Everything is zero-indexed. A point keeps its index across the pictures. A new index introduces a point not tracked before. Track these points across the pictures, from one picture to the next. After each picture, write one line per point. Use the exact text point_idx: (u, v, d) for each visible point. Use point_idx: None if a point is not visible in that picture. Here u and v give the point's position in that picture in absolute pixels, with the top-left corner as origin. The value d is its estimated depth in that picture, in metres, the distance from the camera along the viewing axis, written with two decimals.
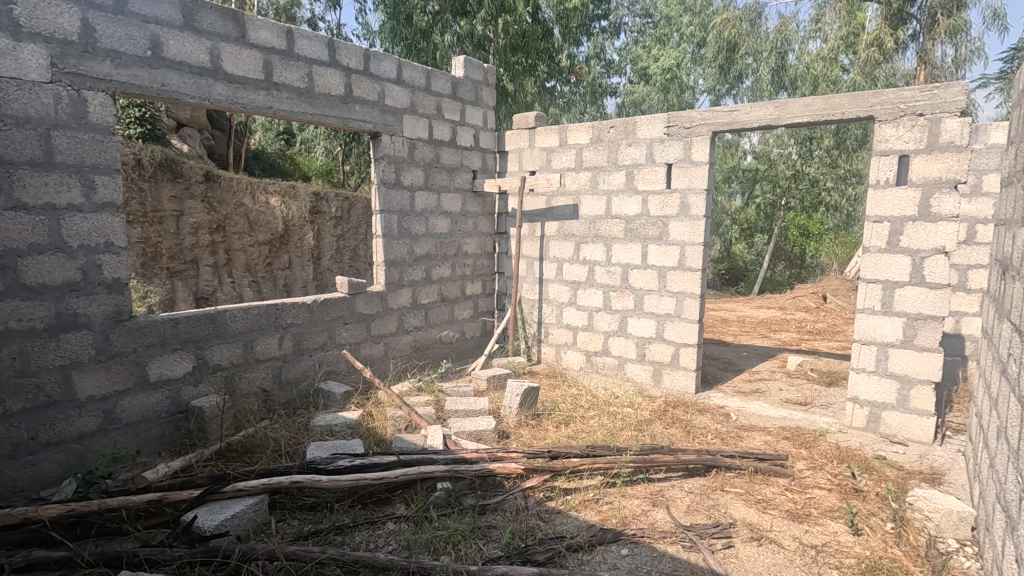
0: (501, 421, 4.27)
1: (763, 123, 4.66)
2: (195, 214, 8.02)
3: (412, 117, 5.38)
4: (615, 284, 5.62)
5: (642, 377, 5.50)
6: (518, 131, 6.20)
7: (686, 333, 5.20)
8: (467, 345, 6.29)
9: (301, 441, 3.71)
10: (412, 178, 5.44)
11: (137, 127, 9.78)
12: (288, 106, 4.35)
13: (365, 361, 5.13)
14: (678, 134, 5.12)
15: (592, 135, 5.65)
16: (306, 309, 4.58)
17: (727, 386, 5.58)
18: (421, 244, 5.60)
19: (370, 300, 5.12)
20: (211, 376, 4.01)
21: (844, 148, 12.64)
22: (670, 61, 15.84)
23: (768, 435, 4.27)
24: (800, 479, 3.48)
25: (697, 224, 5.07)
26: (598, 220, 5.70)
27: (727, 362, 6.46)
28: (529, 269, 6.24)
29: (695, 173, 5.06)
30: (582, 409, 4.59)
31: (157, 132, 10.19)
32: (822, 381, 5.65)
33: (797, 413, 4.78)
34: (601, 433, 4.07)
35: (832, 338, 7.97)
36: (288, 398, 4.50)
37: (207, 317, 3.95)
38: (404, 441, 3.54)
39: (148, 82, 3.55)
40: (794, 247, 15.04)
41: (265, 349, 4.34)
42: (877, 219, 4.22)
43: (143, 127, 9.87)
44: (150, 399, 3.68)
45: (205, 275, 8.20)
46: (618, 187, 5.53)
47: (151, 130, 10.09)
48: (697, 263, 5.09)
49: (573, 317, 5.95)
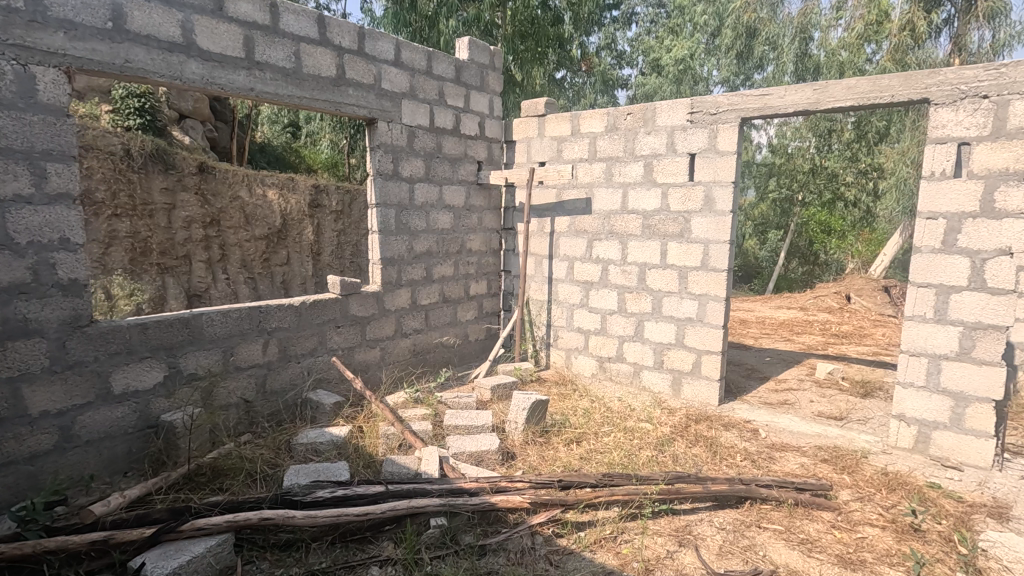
0: (506, 438, 3.86)
1: (800, 108, 4.21)
2: (188, 207, 7.64)
3: (411, 102, 4.95)
4: (630, 285, 5.18)
5: (659, 387, 5.07)
6: (527, 119, 5.75)
7: (710, 340, 4.75)
8: (470, 348, 5.88)
9: (281, 462, 3.31)
10: (412, 169, 5.02)
11: (137, 118, 9.48)
12: (272, 88, 3.93)
13: (359, 368, 4.73)
14: (703, 121, 4.65)
15: (607, 123, 5.20)
16: (294, 311, 4.19)
17: (752, 396, 5.13)
18: (421, 241, 5.18)
19: (365, 301, 4.71)
20: (186, 386, 3.62)
21: (865, 140, 12.61)
22: (682, 52, 15.36)
23: (804, 457, 3.82)
24: (848, 514, 3.04)
25: (722, 221, 4.61)
26: (612, 215, 5.25)
27: (750, 369, 6.00)
28: (537, 268, 5.83)
29: (721, 164, 4.59)
30: (595, 424, 4.16)
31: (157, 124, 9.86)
32: (856, 392, 5.18)
33: (832, 430, 4.32)
34: (617, 454, 3.65)
35: (860, 342, 7.47)
36: (273, 410, 4.12)
37: (181, 321, 3.56)
38: (395, 465, 3.13)
39: (109, 57, 3.14)
40: (810, 243, 14.44)
41: (247, 355, 3.95)
42: (931, 215, 3.74)
43: (143, 118, 9.54)
44: (115, 413, 3.30)
45: (198, 271, 7.82)
46: (635, 179, 5.08)
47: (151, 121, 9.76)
48: (722, 263, 4.63)
49: (584, 320, 5.51)
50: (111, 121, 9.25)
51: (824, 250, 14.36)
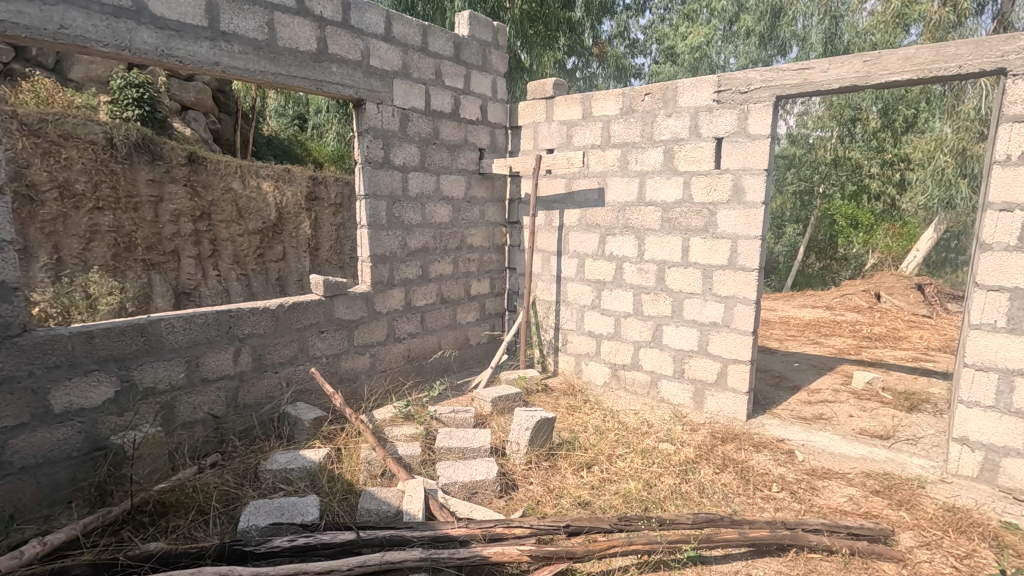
0: (506, 463, 3.38)
1: (845, 83, 3.67)
2: (176, 200, 7.23)
3: (404, 82, 4.46)
4: (647, 285, 4.67)
5: (679, 398, 4.57)
6: (534, 102, 5.23)
7: (738, 347, 4.23)
8: (471, 353, 5.41)
9: (243, 496, 2.86)
10: (405, 157, 4.53)
11: (136, 109, 9.03)
12: (242, 62, 3.45)
13: (346, 377, 4.27)
14: (731, 101, 4.10)
15: (623, 105, 4.67)
16: (269, 316, 3.74)
17: (784, 410, 4.61)
18: (416, 236, 4.70)
19: (353, 303, 4.25)
20: (142, 401, 3.18)
21: (892, 129, 12.16)
22: (698, 39, 14.87)
23: (851, 488, 3.29)
24: (915, 568, 2.52)
25: (752, 214, 4.07)
26: (628, 207, 4.73)
27: (779, 377, 5.46)
28: (544, 266, 5.32)
29: (751, 150, 4.04)
30: (609, 445, 3.67)
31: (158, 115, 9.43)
32: (900, 406, 4.64)
33: (880, 452, 3.79)
34: (634, 483, 3.15)
35: (896, 346, 6.87)
36: (245, 426, 3.67)
37: (135, 329, 3.12)
38: (374, 501, 2.66)
39: (40, 21, 2.69)
40: (831, 238, 13.82)
41: (215, 365, 3.50)
42: (1005, 207, 3.18)
43: (142, 108, 9.09)
44: (55, 435, 2.87)
45: (187, 268, 7.40)
46: (653, 167, 4.55)
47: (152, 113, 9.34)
48: (753, 261, 4.10)
49: (596, 323, 5.01)
50: (109, 112, 8.87)
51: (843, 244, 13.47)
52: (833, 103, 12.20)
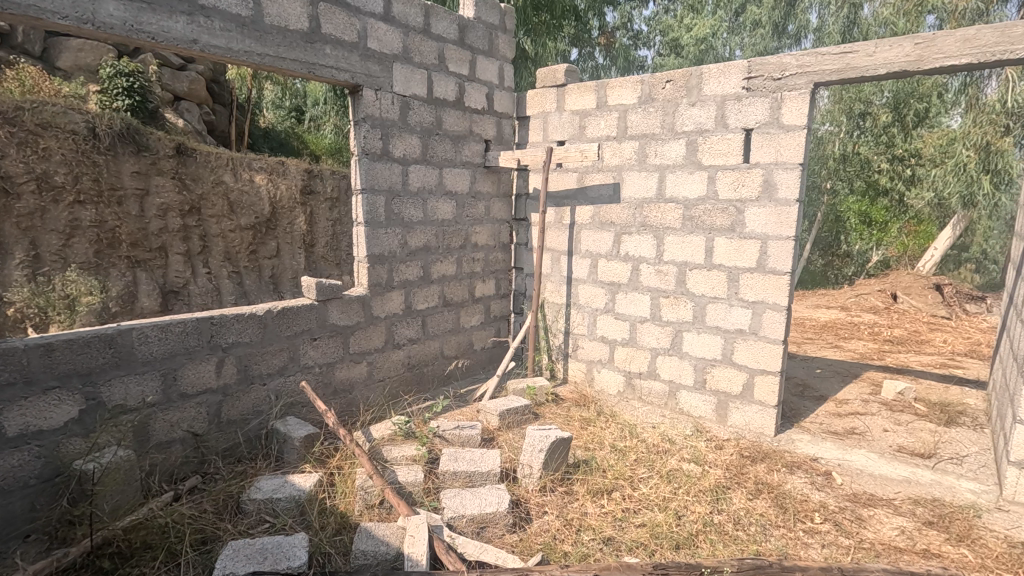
0: (518, 489, 3.06)
1: (891, 70, 3.33)
2: (163, 193, 6.87)
3: (404, 66, 4.09)
4: (667, 288, 4.33)
5: (701, 410, 4.24)
6: (544, 90, 4.87)
7: (767, 356, 3.90)
8: (475, 359, 5.07)
9: (223, 534, 2.53)
10: (405, 148, 4.17)
11: (125, 99, 8.56)
12: (224, 40, 3.08)
13: (342, 388, 3.94)
14: (762, 89, 3.75)
15: (641, 94, 4.32)
16: (255, 322, 3.39)
17: (813, 423, 4.28)
18: (417, 234, 4.35)
19: (348, 308, 3.90)
20: (111, 421, 2.83)
21: (902, 124, 11.79)
22: (704, 31, 14.45)
23: (901, 518, 2.97)
24: None
25: (785, 212, 3.73)
26: (646, 204, 4.38)
27: (803, 386, 5.14)
28: (554, 266, 4.98)
29: (784, 141, 3.70)
30: (630, 466, 3.34)
31: (149, 105, 8.96)
32: (938, 419, 4.32)
33: (924, 474, 3.47)
34: (662, 515, 2.83)
35: (919, 350, 6.54)
36: (230, 445, 3.34)
37: (102, 340, 2.77)
38: (371, 543, 2.33)
39: None
40: (835, 235, 13.16)
41: (195, 379, 3.16)
42: None
43: (132, 98, 8.63)
44: (9, 462, 2.52)
45: (175, 265, 7.04)
46: (675, 161, 4.20)
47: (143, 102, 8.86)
48: (785, 264, 3.76)
49: (610, 328, 4.67)
50: (98, 102, 8.40)
51: (847, 240, 12.73)
52: (843, 96, 11.73)
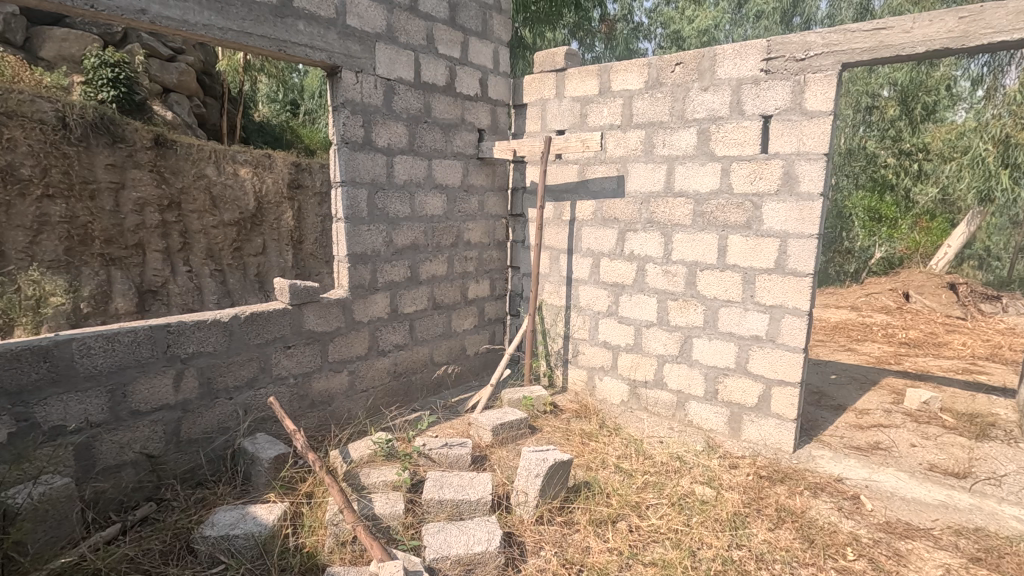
0: (512, 520, 2.72)
1: (927, 47, 2.99)
2: (140, 187, 6.50)
3: (389, 47, 3.73)
4: (675, 290, 3.98)
5: (712, 424, 3.90)
6: (542, 75, 4.51)
7: (786, 366, 3.55)
8: (468, 365, 4.73)
9: None
10: (390, 137, 3.81)
11: (110, 90, 8.12)
12: (178, 11, 2.72)
13: (320, 400, 3.60)
14: (783, 70, 3.40)
15: (648, 78, 3.96)
16: (220, 330, 3.04)
17: (833, 436, 3.95)
18: (404, 231, 4.00)
19: (326, 313, 3.55)
20: (47, 444, 2.48)
21: (909, 118, 11.42)
22: (706, 23, 14.06)
23: (943, 553, 2.63)
24: None
25: (808, 208, 3.38)
26: (653, 199, 4.02)
27: (819, 394, 4.81)
28: (553, 266, 4.63)
29: (807, 130, 3.34)
30: (637, 490, 2.99)
31: (136, 96, 8.50)
32: (969, 431, 3.98)
33: (962, 498, 3.14)
34: (674, 552, 2.49)
35: (937, 354, 6.21)
36: (190, 467, 2.99)
37: (35, 353, 2.42)
38: None
39: None
40: (835, 233, 12.45)
41: (148, 394, 2.81)
42: None
43: (118, 90, 8.19)
44: None
45: (153, 263, 6.68)
46: (685, 151, 3.84)
47: (129, 94, 8.41)
48: (807, 265, 3.41)
49: (613, 333, 4.32)
50: (82, 94, 7.95)
51: (850, 237, 12.00)
52: (849, 90, 11.76)
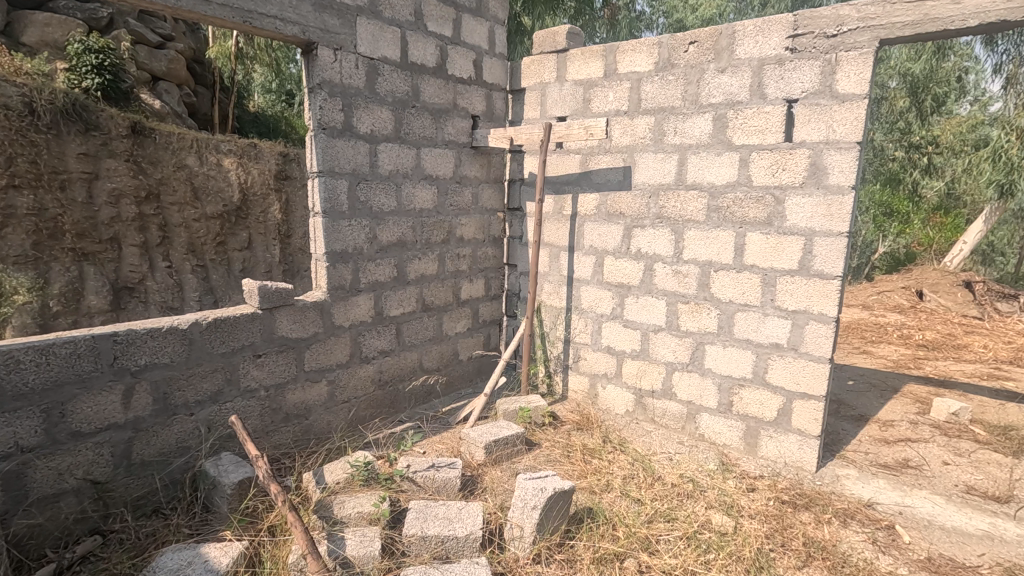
0: (505, 557, 2.39)
1: (984, 18, 2.62)
2: (116, 177, 6.12)
3: (372, 22, 3.36)
4: (686, 293, 3.63)
5: (726, 438, 3.57)
6: (542, 57, 4.14)
7: (810, 378, 3.22)
8: (460, 371, 4.40)
9: None
10: (373, 123, 3.45)
11: (95, 77, 7.63)
12: None
13: (295, 414, 3.26)
14: (811, 49, 3.04)
15: (658, 59, 3.60)
16: (177, 339, 2.70)
17: (858, 452, 3.62)
18: (389, 227, 3.64)
19: (302, 318, 3.20)
20: None
21: (918, 109, 10.91)
22: (711, 11, 13.70)
23: None
24: None
25: (837, 203, 3.03)
26: (662, 192, 3.67)
27: (838, 403, 4.48)
28: (552, 264, 4.29)
29: (837, 115, 2.99)
30: (645, 521, 2.66)
31: (122, 85, 8.05)
32: (1006, 448, 3.64)
33: (1009, 527, 2.81)
34: None
35: (958, 357, 5.88)
36: (144, 493, 2.66)
37: None
38: None
39: None
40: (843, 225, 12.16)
41: (93, 413, 2.46)
42: None
43: (102, 77, 7.72)
44: None
45: (130, 258, 6.32)
46: (698, 140, 3.48)
47: (115, 81, 7.94)
48: (835, 266, 3.07)
49: (617, 338, 3.98)
50: (65, 81, 7.46)
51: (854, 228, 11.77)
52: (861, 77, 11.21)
